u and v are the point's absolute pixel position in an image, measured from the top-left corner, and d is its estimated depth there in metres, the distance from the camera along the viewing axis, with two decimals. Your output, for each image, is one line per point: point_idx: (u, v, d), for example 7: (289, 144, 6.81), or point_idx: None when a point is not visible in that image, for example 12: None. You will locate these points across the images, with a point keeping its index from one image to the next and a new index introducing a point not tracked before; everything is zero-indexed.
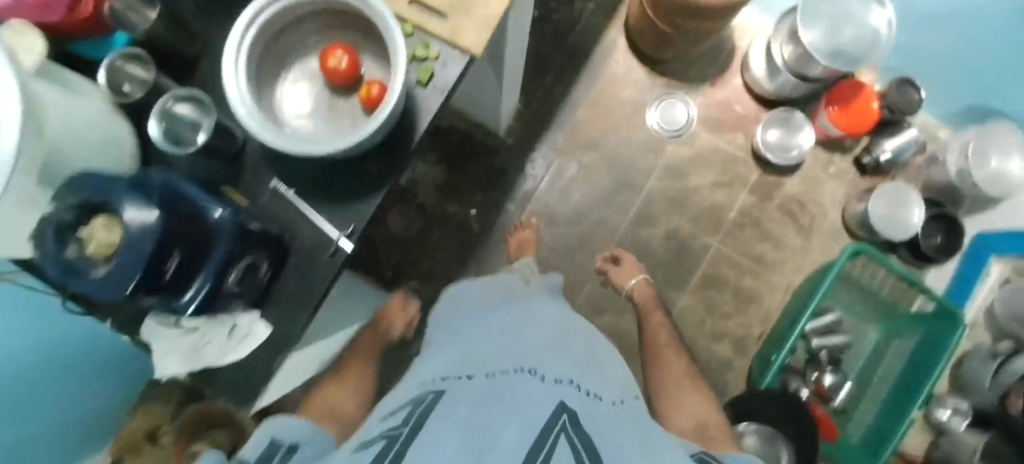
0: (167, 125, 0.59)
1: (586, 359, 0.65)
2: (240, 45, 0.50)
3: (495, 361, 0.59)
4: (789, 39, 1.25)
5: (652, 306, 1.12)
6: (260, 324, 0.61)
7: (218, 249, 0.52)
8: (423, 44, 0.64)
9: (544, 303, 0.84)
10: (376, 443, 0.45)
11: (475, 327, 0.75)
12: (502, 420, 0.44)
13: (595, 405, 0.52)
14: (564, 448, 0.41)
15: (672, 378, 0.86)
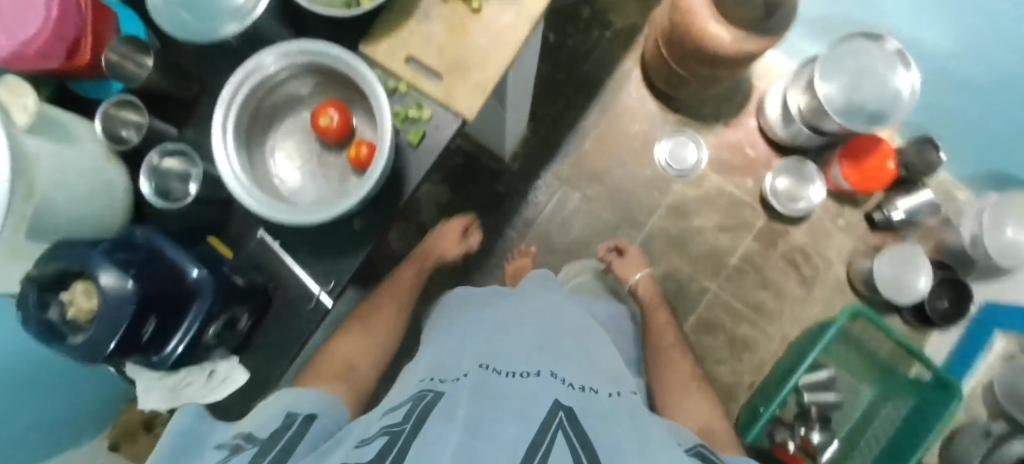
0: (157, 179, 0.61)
1: (586, 348, 0.61)
2: (229, 111, 0.52)
3: (502, 360, 0.52)
4: (805, 88, 1.22)
5: (656, 304, 1.13)
6: (239, 371, 0.64)
7: (196, 305, 0.54)
8: (417, 105, 0.64)
9: (547, 295, 0.77)
10: (373, 440, 0.40)
11: (472, 322, 0.70)
12: (499, 422, 0.39)
13: (595, 396, 0.48)
14: (562, 447, 0.36)
15: (676, 382, 0.86)
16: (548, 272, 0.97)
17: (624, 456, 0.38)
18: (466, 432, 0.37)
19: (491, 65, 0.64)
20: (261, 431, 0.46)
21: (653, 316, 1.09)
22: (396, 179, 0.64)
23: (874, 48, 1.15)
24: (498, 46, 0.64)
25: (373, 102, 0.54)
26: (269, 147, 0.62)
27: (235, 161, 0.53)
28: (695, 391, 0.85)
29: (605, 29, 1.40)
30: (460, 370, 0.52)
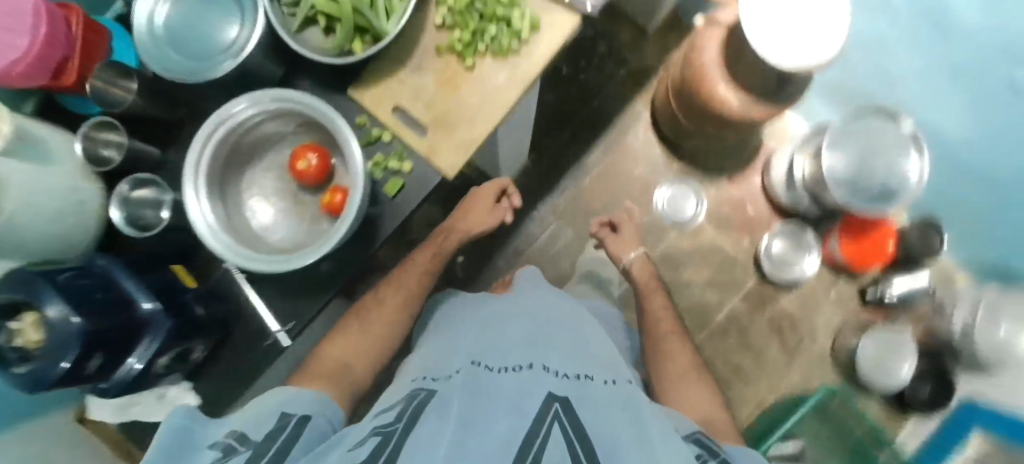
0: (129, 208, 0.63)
1: (582, 338, 0.60)
2: (203, 152, 0.52)
3: (494, 358, 0.51)
4: (813, 154, 1.20)
5: (650, 286, 1.02)
6: (190, 395, 0.65)
7: (147, 337, 0.54)
8: (400, 156, 0.64)
9: (538, 295, 0.77)
10: (367, 440, 0.38)
11: (466, 320, 0.68)
12: (491, 419, 0.37)
13: (591, 384, 0.46)
14: (556, 440, 0.35)
15: (677, 369, 0.76)
16: (534, 271, 0.93)
17: (623, 447, 0.36)
18: (454, 432, 0.35)
19: (479, 122, 0.62)
20: (254, 431, 0.40)
21: (647, 299, 0.97)
22: (370, 226, 0.65)
23: (888, 130, 1.11)
24: (488, 103, 0.63)
25: (347, 154, 0.55)
26: (247, 180, 0.62)
27: (204, 201, 0.53)
28: (696, 380, 0.75)
29: (620, 67, 1.38)
30: (453, 367, 0.51)
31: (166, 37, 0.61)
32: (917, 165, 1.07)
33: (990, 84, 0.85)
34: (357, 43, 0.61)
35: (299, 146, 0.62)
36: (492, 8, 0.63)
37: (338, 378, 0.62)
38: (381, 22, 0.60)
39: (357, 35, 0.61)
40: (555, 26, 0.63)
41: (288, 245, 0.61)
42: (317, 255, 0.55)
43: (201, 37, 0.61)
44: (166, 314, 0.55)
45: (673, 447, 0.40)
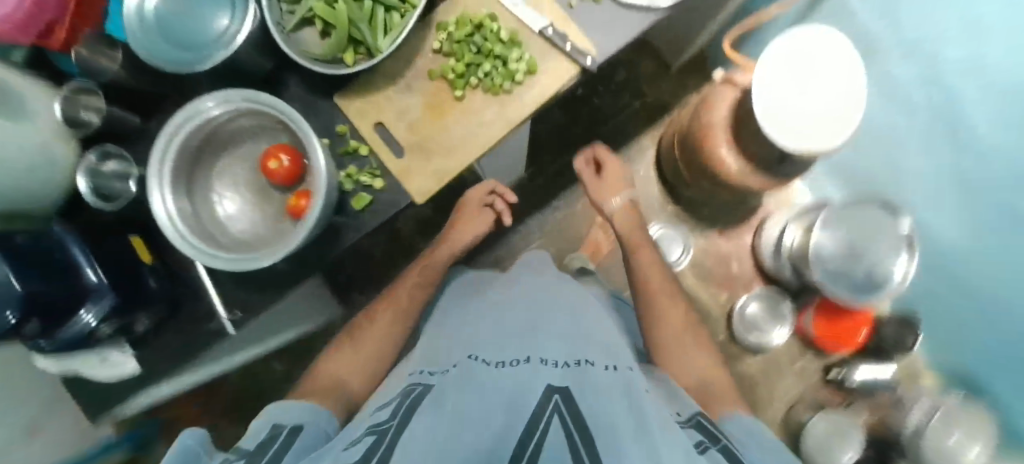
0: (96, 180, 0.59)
1: (582, 322, 0.59)
2: (166, 148, 0.53)
3: (493, 349, 0.52)
4: (806, 227, 1.20)
5: (640, 238, 0.91)
6: (130, 363, 0.62)
7: (86, 305, 0.54)
8: (373, 172, 0.63)
9: (545, 275, 0.76)
10: (361, 440, 0.38)
11: (468, 310, 0.68)
12: (485, 417, 0.38)
13: (590, 369, 0.45)
14: (553, 431, 0.35)
15: (670, 337, 0.72)
16: (541, 254, 0.88)
17: (622, 433, 0.35)
18: (444, 434, 0.36)
19: (456, 155, 0.62)
20: (248, 444, 0.41)
21: (636, 252, 0.88)
22: (332, 236, 0.63)
23: (887, 223, 1.08)
24: (469, 138, 0.62)
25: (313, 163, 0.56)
26: (219, 166, 0.62)
27: (165, 188, 0.54)
28: (688, 349, 0.70)
29: (636, 98, 1.36)
30: (451, 361, 0.52)
31: (157, 24, 0.58)
32: (902, 266, 1.05)
33: (988, 202, 0.84)
34: (349, 54, 0.60)
35: (274, 145, 0.62)
36: (492, 42, 0.62)
37: (335, 393, 0.59)
38: (375, 40, 0.59)
39: (351, 45, 0.60)
40: (552, 73, 0.62)
41: (247, 238, 0.62)
42: (269, 262, 0.54)
43: (196, 25, 0.58)
44: (112, 284, 0.56)
45: (674, 435, 0.38)
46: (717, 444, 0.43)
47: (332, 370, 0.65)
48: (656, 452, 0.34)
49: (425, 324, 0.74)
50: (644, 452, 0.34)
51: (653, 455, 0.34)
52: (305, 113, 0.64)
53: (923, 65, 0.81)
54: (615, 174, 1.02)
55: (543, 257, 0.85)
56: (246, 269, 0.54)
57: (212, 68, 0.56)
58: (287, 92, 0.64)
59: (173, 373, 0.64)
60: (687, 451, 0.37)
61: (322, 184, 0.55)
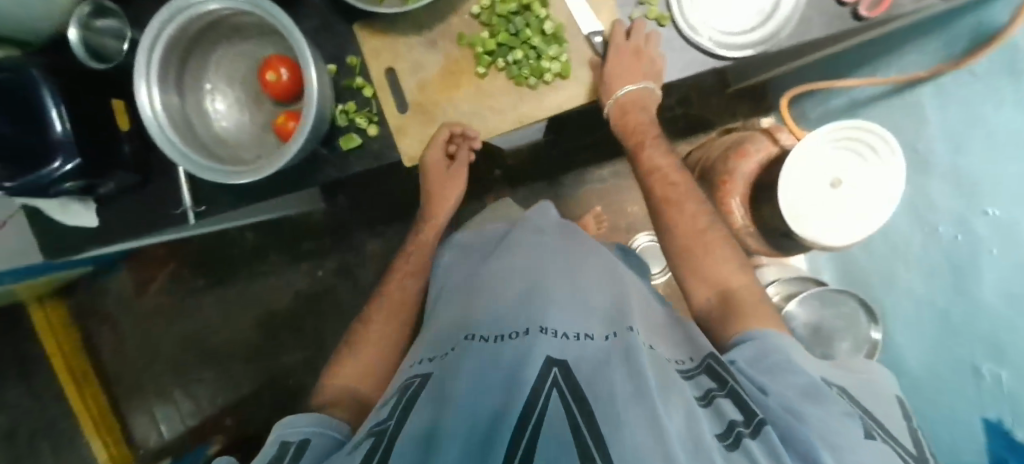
0: (88, 32, 0.57)
1: (580, 286, 0.60)
2: (156, 36, 0.50)
3: (491, 324, 0.54)
4: (786, 292, 1.13)
5: (643, 137, 0.69)
6: (88, 215, 0.64)
7: (60, 158, 0.52)
8: (370, 117, 0.60)
9: (547, 227, 0.76)
10: (362, 443, 0.43)
11: (479, 269, 0.69)
12: (482, 400, 0.41)
13: (589, 342, 0.49)
14: (554, 407, 0.39)
15: (687, 250, 0.62)
16: (545, 205, 0.83)
17: (620, 402, 0.39)
18: (440, 426, 0.40)
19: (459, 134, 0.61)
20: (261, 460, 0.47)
21: (638, 156, 0.69)
22: (312, 167, 0.62)
23: (862, 327, 1.03)
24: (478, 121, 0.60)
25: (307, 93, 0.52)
26: (216, 59, 0.59)
27: (153, 82, 0.51)
28: (706, 255, 0.61)
29: (681, 105, 1.27)
30: (449, 346, 0.55)
31: None
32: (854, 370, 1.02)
33: (951, 347, 0.84)
34: None
35: (276, 56, 0.58)
36: (534, 30, 0.57)
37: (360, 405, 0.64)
38: None
39: None
40: (583, 85, 0.59)
41: (229, 139, 0.60)
42: (255, 178, 0.52)
43: None
44: (80, 145, 0.53)
45: (673, 395, 0.42)
46: (724, 390, 0.45)
47: (348, 380, 0.68)
48: (655, 416, 0.38)
49: (434, 288, 0.76)
50: (643, 419, 0.37)
51: (652, 423, 0.37)
52: (319, 32, 0.60)
53: (961, 200, 0.77)
54: (622, 76, 0.55)
55: (547, 211, 0.81)
56: (233, 183, 0.53)
57: None
58: (308, 2, 0.59)
59: (127, 239, 0.66)
60: (688, 409, 0.41)
61: (313, 105, 0.52)
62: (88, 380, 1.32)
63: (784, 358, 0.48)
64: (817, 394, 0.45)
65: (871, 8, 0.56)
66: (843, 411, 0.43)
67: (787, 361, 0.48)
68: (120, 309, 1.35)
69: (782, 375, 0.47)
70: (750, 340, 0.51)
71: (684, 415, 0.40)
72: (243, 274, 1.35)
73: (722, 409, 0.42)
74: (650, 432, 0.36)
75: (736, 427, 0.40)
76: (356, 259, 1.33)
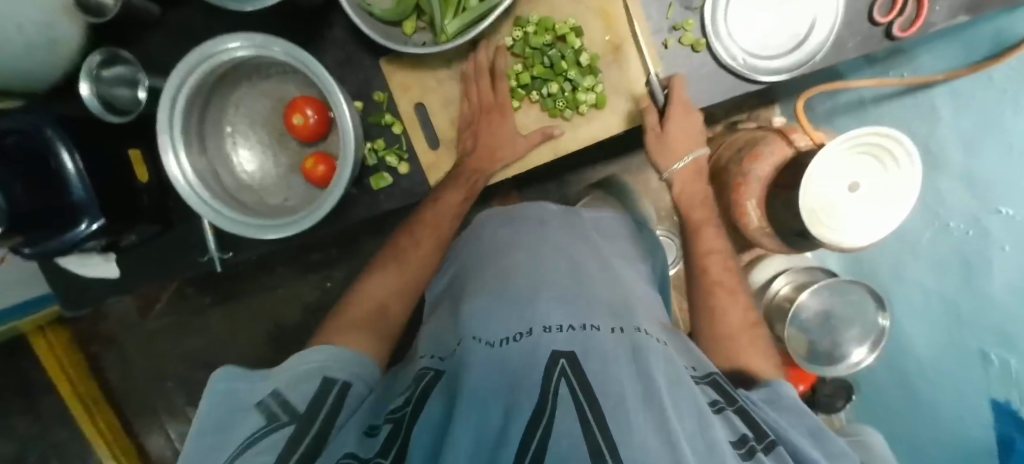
0: (98, 89, 0.55)
1: (584, 282, 0.57)
2: (174, 99, 0.48)
3: (501, 320, 0.50)
4: (794, 283, 1.13)
5: (705, 214, 0.73)
6: (110, 267, 0.64)
7: (86, 220, 0.51)
8: (400, 154, 0.59)
9: (545, 219, 0.71)
10: (379, 429, 0.40)
11: (476, 266, 0.65)
12: (492, 396, 0.38)
13: (595, 335, 0.45)
14: (563, 403, 0.35)
15: (730, 336, 0.64)
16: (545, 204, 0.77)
17: (630, 401, 0.36)
18: (450, 423, 0.37)
19: (505, 146, 0.57)
20: (298, 400, 0.45)
21: (699, 231, 0.72)
22: (342, 208, 0.60)
23: (872, 313, 1.02)
24: (526, 141, 0.58)
25: (341, 143, 0.51)
26: (238, 96, 0.57)
27: (181, 150, 0.50)
28: (749, 345, 0.63)
29: None
30: (455, 342, 0.51)
31: None
32: (861, 355, 1.03)
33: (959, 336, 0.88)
34: (410, 23, 0.54)
35: (300, 96, 0.56)
36: (569, 61, 0.57)
37: (377, 326, 0.63)
38: (444, 21, 0.53)
39: (414, 12, 0.54)
40: (618, 115, 0.59)
41: (255, 184, 0.59)
42: (289, 234, 0.52)
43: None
44: (103, 204, 0.52)
45: (682, 401, 0.40)
46: (732, 405, 0.45)
47: (375, 296, 0.68)
48: (664, 419, 0.35)
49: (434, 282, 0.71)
50: (652, 423, 0.34)
51: (664, 429, 0.34)
52: (344, 66, 0.57)
53: (973, 199, 0.79)
54: (686, 137, 0.56)
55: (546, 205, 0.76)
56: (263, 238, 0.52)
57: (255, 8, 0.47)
58: (331, 35, 0.57)
59: (150, 286, 0.66)
60: (701, 417, 0.39)
61: (348, 156, 0.51)
62: (97, 404, 1.30)
63: (792, 398, 0.51)
64: (818, 433, 0.47)
65: (904, 28, 0.57)
66: (840, 453, 0.45)
67: (795, 403, 0.51)
68: (125, 330, 1.32)
69: (788, 414, 0.50)
70: (768, 385, 0.54)
71: (695, 421, 0.38)
72: (249, 288, 1.29)
73: (733, 420, 0.42)
74: (660, 439, 0.33)
75: (749, 440, 0.40)
76: (365, 267, 1.27)
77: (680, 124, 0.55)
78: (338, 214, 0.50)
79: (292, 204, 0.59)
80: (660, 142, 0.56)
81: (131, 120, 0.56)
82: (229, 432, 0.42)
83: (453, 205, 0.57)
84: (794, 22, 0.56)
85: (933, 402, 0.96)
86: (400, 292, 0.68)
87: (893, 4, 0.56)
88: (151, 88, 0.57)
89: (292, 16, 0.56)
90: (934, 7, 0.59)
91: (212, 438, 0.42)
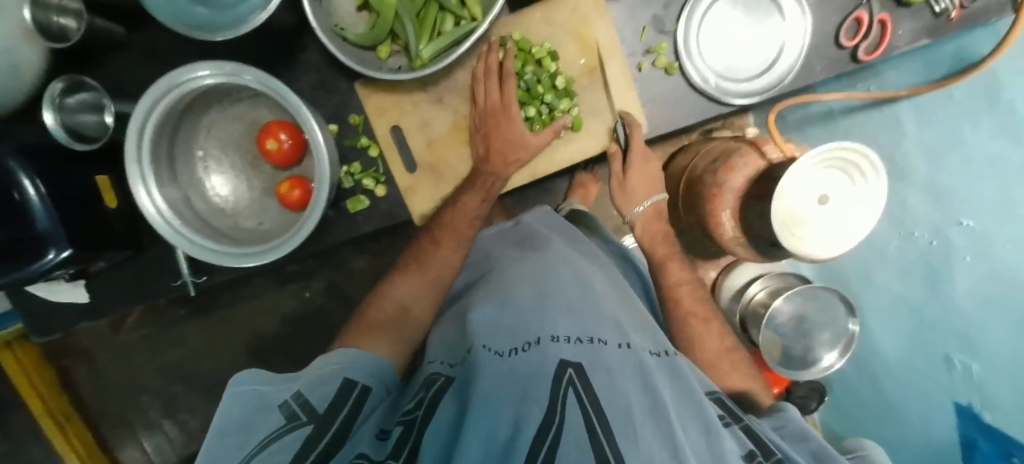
0: (62, 117, 0.53)
1: (591, 295, 0.59)
2: (143, 125, 0.47)
3: (518, 329, 0.51)
4: (769, 291, 1.18)
5: (667, 249, 0.77)
6: (79, 292, 0.62)
7: (53, 249, 0.49)
8: (377, 177, 0.59)
9: (555, 235, 0.74)
10: (391, 432, 0.41)
11: (483, 280, 0.66)
12: (499, 405, 0.39)
13: (603, 348, 0.47)
14: (571, 411, 0.37)
15: (713, 363, 0.71)
16: (544, 209, 0.82)
17: (635, 415, 0.38)
18: (462, 425, 0.38)
19: (521, 149, 0.58)
20: (317, 401, 0.44)
21: (664, 266, 0.77)
22: (320, 231, 0.60)
23: (842, 319, 1.05)
24: (539, 140, 0.58)
25: (317, 168, 0.50)
26: (209, 119, 0.56)
27: (152, 181, 0.49)
28: (729, 370, 0.70)
29: None
30: (465, 348, 0.51)
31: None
32: (831, 360, 1.05)
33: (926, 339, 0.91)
34: (385, 48, 0.53)
35: (274, 120, 0.56)
36: (545, 85, 0.58)
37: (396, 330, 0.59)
38: (418, 47, 0.52)
39: (389, 37, 0.53)
40: (596, 137, 0.61)
41: (229, 208, 0.58)
42: (268, 261, 0.51)
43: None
44: (70, 233, 0.50)
45: (688, 415, 0.43)
46: (738, 422, 0.50)
47: (400, 295, 0.63)
48: (672, 435, 0.38)
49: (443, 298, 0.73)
50: (659, 437, 0.37)
51: (668, 441, 0.37)
52: (319, 89, 0.57)
53: (936, 209, 0.82)
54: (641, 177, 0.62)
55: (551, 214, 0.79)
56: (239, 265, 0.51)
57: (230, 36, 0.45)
58: (305, 58, 0.56)
59: (122, 309, 0.64)
60: (707, 428, 0.42)
61: (324, 183, 0.50)
62: (69, 420, 1.24)
63: (798, 423, 0.55)
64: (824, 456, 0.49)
65: (870, 52, 0.58)
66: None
67: (800, 428, 0.54)
68: (95, 344, 1.26)
69: (791, 439, 0.53)
70: (781, 411, 0.58)
71: (703, 436, 0.41)
72: (227, 299, 1.25)
73: (740, 435, 0.46)
74: (665, 450, 0.36)
75: (757, 455, 0.44)
76: (345, 277, 1.25)
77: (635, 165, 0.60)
78: (312, 235, 0.49)
79: (267, 228, 0.59)
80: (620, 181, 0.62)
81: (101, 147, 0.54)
82: (250, 431, 0.42)
83: (468, 219, 0.60)
84: (765, 46, 0.58)
85: (901, 402, 0.99)
86: (425, 293, 0.63)
87: (858, 28, 0.58)
88: (118, 113, 0.56)
89: (264, 38, 0.55)
90: (897, 31, 0.60)
91: (231, 439, 0.42)
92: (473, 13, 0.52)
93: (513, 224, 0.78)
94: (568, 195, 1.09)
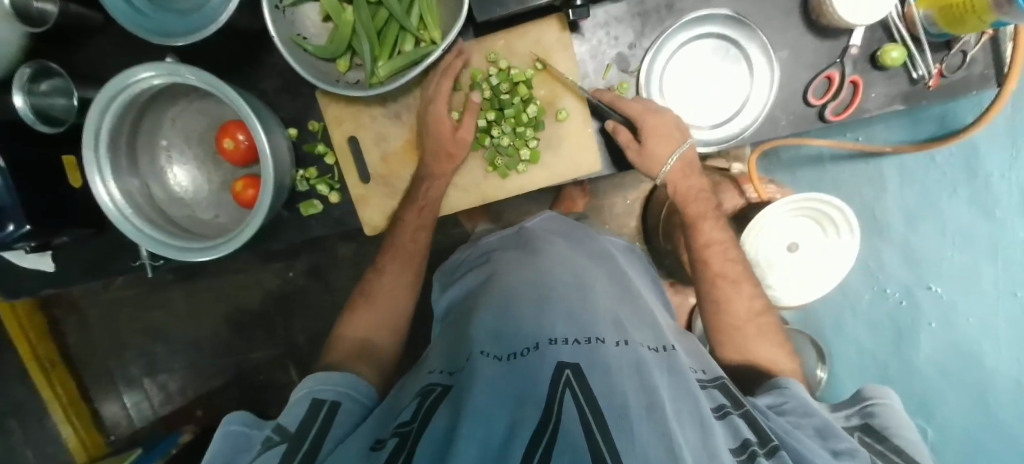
0: (32, 102, 0.56)
1: (591, 291, 0.55)
2: (98, 122, 0.49)
3: (508, 334, 0.48)
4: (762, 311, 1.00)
5: (703, 207, 0.65)
6: (43, 263, 0.65)
7: (12, 223, 0.52)
8: (331, 183, 0.63)
9: (556, 234, 0.69)
10: (386, 442, 0.40)
11: (481, 290, 0.60)
12: (499, 408, 0.38)
13: (602, 347, 0.43)
14: (567, 411, 0.35)
15: (738, 328, 0.62)
16: (550, 215, 0.77)
17: (632, 413, 0.35)
18: (456, 430, 0.37)
19: (454, 144, 0.61)
20: (290, 422, 0.44)
21: (697, 225, 0.65)
22: (272, 228, 0.64)
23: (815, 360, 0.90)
24: (469, 130, 0.61)
25: (261, 153, 0.51)
26: (171, 113, 0.59)
27: (108, 173, 0.51)
28: (756, 337, 0.62)
29: None
30: (465, 355, 0.48)
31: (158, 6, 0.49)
32: None
33: (926, 409, 0.85)
34: (343, 62, 0.56)
35: (233, 120, 0.58)
36: (518, 108, 0.62)
37: (376, 350, 0.59)
38: (376, 64, 0.55)
39: (348, 52, 0.55)
40: (550, 171, 0.65)
41: (188, 198, 0.61)
42: (215, 256, 0.52)
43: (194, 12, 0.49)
44: (29, 210, 0.53)
45: (686, 409, 0.40)
46: (739, 410, 0.44)
47: (356, 324, 0.61)
48: (665, 426, 0.35)
49: (438, 305, 0.70)
50: (654, 430, 0.34)
51: (665, 437, 0.33)
52: (282, 91, 0.61)
53: (909, 271, 0.84)
54: (661, 138, 0.57)
55: (555, 219, 0.75)
56: (185, 259, 0.52)
57: (199, 38, 0.46)
58: (270, 60, 0.60)
59: (84, 283, 0.67)
60: (701, 421, 0.39)
61: (271, 178, 0.51)
62: (55, 367, 1.24)
63: (802, 399, 0.49)
64: (829, 434, 0.44)
65: (837, 113, 0.58)
66: (844, 451, 0.42)
67: (804, 404, 0.49)
68: (86, 297, 1.26)
69: (795, 416, 0.48)
70: (781, 387, 0.53)
71: (697, 429, 0.38)
72: (213, 270, 1.24)
73: (736, 424, 0.41)
74: (661, 445, 0.33)
75: (751, 444, 0.38)
76: (328, 261, 1.23)
77: (647, 128, 0.57)
78: (255, 225, 0.50)
79: (219, 220, 0.61)
80: (643, 156, 0.59)
81: (63, 131, 0.58)
82: None
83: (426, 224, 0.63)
84: (729, 98, 0.61)
85: None
86: (394, 312, 0.63)
87: (828, 87, 0.58)
88: (84, 99, 0.59)
89: (233, 39, 0.58)
90: (869, 93, 0.59)
91: None
92: (433, 36, 0.54)
93: (518, 227, 0.74)
94: (553, 205, 1.04)
